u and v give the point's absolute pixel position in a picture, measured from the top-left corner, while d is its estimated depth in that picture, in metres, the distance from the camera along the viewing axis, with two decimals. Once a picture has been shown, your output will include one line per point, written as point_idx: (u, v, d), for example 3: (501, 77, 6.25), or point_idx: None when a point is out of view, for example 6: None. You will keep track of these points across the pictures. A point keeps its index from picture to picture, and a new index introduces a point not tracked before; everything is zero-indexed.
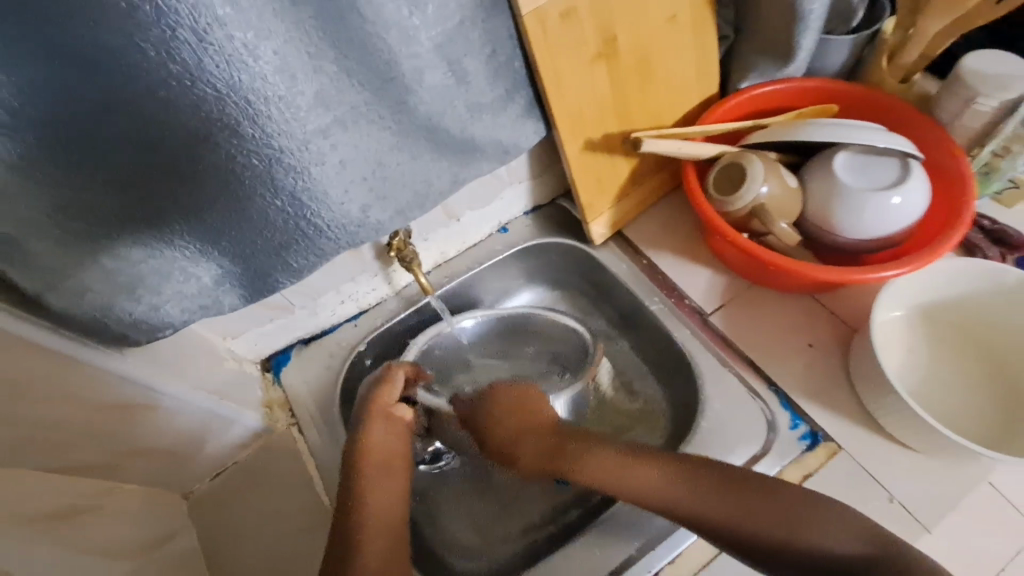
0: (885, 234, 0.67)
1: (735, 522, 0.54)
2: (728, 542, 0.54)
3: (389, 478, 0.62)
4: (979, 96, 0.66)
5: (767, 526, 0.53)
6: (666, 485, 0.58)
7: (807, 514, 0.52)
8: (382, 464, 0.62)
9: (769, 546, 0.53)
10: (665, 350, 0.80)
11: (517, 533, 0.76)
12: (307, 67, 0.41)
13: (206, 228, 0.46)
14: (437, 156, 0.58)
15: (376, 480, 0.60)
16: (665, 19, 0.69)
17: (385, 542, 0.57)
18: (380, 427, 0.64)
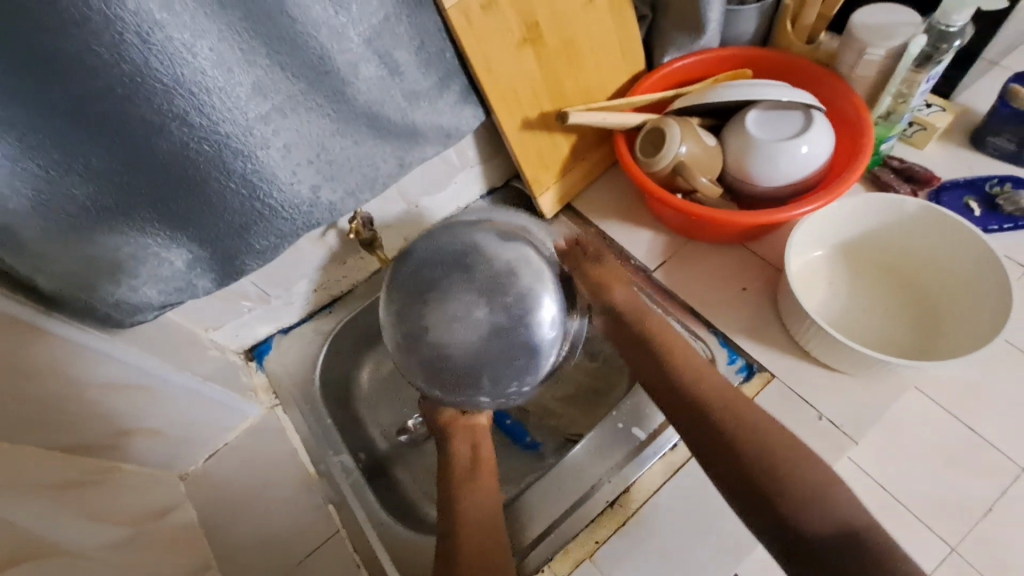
0: (799, 180, 0.74)
1: (762, 441, 0.57)
2: (751, 453, 0.57)
3: (478, 483, 0.68)
4: (869, 47, 0.73)
5: (792, 464, 0.55)
6: (725, 395, 0.62)
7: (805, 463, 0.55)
8: (464, 474, 0.68)
9: (781, 473, 0.55)
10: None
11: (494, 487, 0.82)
12: (241, 61, 0.48)
13: (172, 214, 0.52)
14: (380, 140, 0.65)
15: (463, 491, 0.66)
16: (583, 4, 0.76)
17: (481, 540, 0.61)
18: (462, 435, 0.71)
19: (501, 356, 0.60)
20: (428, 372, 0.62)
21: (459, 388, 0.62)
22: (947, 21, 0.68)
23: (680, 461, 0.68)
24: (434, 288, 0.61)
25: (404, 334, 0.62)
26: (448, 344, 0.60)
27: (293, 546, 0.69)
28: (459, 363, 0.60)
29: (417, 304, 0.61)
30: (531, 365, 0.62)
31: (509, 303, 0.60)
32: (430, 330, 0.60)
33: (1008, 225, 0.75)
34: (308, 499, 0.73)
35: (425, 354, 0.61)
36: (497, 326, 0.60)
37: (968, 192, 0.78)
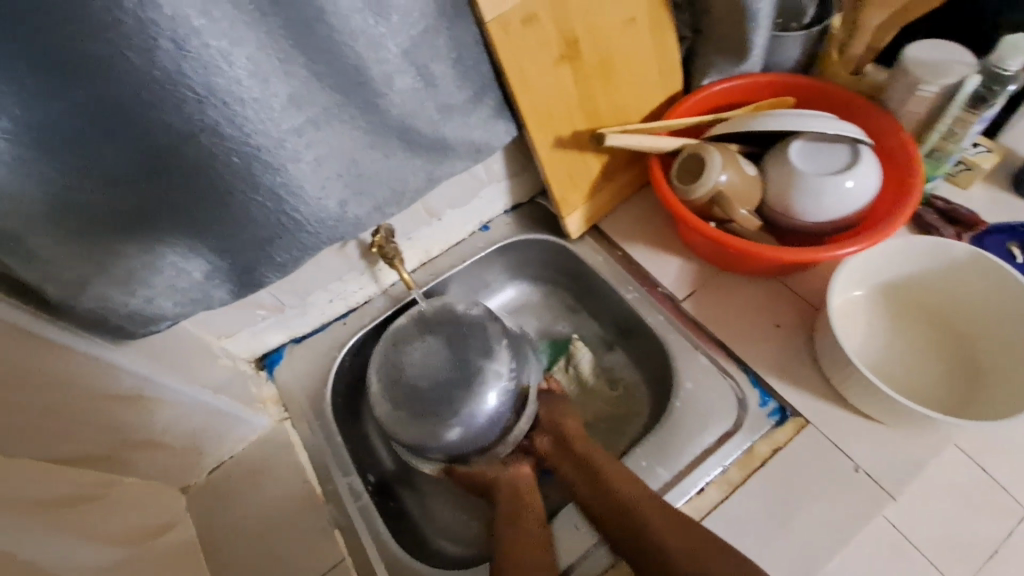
0: (842, 216, 0.71)
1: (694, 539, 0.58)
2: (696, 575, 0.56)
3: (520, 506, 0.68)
4: (921, 82, 0.69)
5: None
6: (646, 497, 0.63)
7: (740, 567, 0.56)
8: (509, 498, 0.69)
9: None
10: (642, 336, 0.83)
11: None
12: (278, 71, 0.45)
13: (194, 225, 0.50)
14: (410, 154, 0.62)
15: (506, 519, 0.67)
16: (624, 22, 0.73)
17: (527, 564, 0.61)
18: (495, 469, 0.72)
19: (469, 379, 0.71)
20: (429, 425, 0.70)
21: (455, 418, 0.69)
22: (1001, 66, 0.66)
23: (707, 507, 0.64)
24: (414, 344, 0.74)
25: (395, 408, 0.71)
26: (425, 388, 0.71)
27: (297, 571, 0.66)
28: (441, 403, 0.70)
29: (389, 374, 0.73)
30: (497, 377, 0.71)
31: (455, 328, 0.75)
32: (411, 391, 0.71)
33: None
34: (314, 520, 0.70)
35: (415, 408, 0.70)
36: (450, 354, 0.73)
37: (1014, 237, 0.75)
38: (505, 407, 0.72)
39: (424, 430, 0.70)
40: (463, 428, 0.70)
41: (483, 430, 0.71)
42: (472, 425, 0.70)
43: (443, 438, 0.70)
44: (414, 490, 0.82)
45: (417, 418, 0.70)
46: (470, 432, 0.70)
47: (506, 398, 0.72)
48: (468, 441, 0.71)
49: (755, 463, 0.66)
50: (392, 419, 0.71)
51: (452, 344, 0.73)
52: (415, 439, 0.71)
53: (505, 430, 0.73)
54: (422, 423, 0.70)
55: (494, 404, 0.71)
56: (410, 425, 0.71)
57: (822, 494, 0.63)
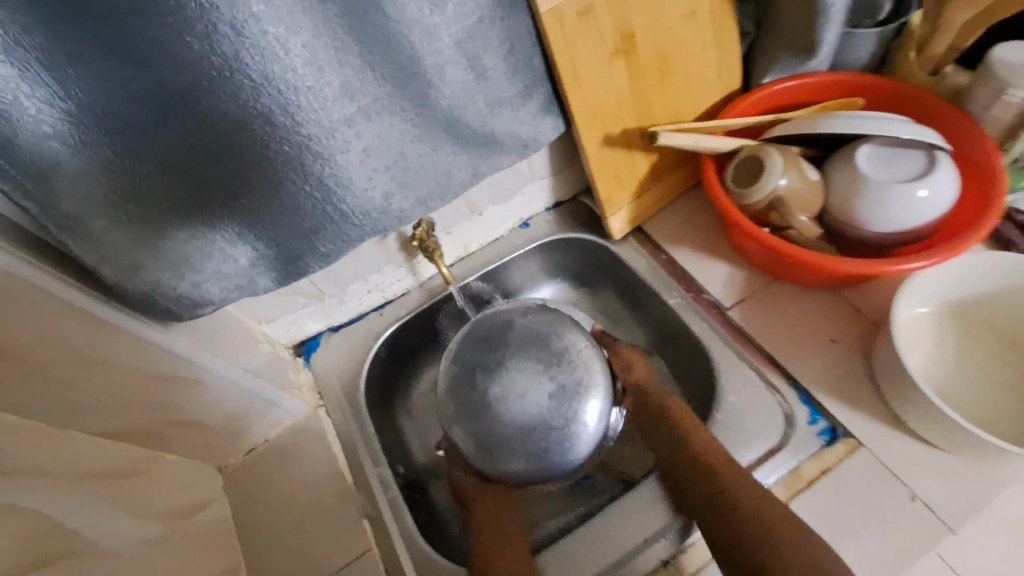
0: (910, 228, 0.66)
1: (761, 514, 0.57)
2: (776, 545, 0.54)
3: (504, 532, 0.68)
4: (1009, 87, 0.63)
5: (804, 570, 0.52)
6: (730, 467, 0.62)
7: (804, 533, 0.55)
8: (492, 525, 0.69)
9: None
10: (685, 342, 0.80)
11: (550, 514, 0.78)
12: (333, 60, 0.44)
13: (244, 211, 0.50)
14: (457, 148, 0.61)
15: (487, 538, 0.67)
16: (683, 15, 0.70)
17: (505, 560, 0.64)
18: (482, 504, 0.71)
19: (549, 349, 0.62)
20: (586, 414, 0.60)
21: (581, 374, 0.61)
22: None
23: None
24: (500, 367, 0.61)
25: (558, 447, 0.59)
26: (548, 411, 0.60)
27: (325, 558, 0.66)
28: (567, 405, 0.60)
29: (507, 441, 0.60)
30: (553, 317, 0.66)
31: (518, 344, 0.63)
32: (550, 425, 0.59)
33: None
34: (344, 511, 0.70)
35: (564, 434, 0.59)
36: (538, 366, 0.61)
37: None
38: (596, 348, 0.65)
39: (594, 427, 0.60)
40: (594, 373, 0.62)
41: (598, 356, 0.64)
42: (592, 368, 0.62)
43: (601, 409, 0.61)
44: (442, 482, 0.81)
45: (577, 427, 0.60)
46: (600, 367, 0.63)
47: (587, 341, 0.64)
48: (609, 381, 0.63)
49: (802, 484, 0.62)
50: (567, 463, 0.60)
51: (542, 352, 0.62)
52: (594, 437, 0.61)
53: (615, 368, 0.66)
54: (584, 420, 0.60)
55: (566, 322, 0.66)
56: (585, 443, 0.60)
57: (872, 523, 0.59)
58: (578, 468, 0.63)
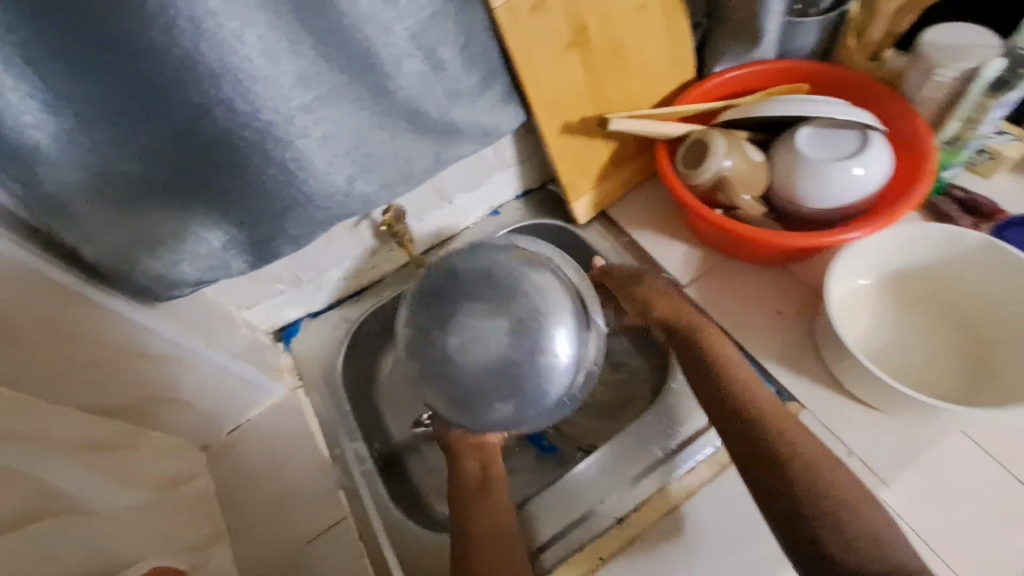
0: (847, 203, 0.70)
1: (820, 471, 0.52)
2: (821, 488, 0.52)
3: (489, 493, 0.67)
4: (939, 66, 0.67)
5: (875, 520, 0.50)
6: (786, 420, 0.57)
7: (865, 505, 0.51)
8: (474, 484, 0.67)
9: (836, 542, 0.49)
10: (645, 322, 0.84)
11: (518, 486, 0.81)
12: (287, 51, 0.48)
13: (214, 195, 0.54)
14: (417, 135, 0.65)
15: (473, 500, 0.66)
16: (634, 8, 0.74)
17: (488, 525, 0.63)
18: (468, 453, 0.70)
19: (499, 288, 0.61)
20: (551, 343, 0.60)
21: (541, 305, 0.60)
22: None
23: (695, 485, 0.66)
24: (467, 309, 0.60)
25: (534, 378, 0.60)
26: (507, 352, 0.59)
27: (303, 525, 0.71)
28: (525, 341, 0.59)
29: (476, 387, 0.60)
30: (510, 251, 0.65)
31: (470, 287, 0.61)
32: (515, 364, 0.59)
33: None
34: (322, 484, 0.74)
35: (532, 368, 0.59)
36: (490, 307, 0.60)
37: None
38: (548, 276, 0.63)
39: (567, 355, 0.61)
40: (549, 301, 0.61)
41: (557, 282, 0.63)
42: (552, 296, 0.61)
43: (565, 335, 0.61)
44: (418, 458, 0.85)
45: (548, 358, 0.60)
46: (560, 292, 0.62)
47: (537, 272, 0.63)
48: (572, 306, 0.62)
49: None
50: (550, 394, 0.61)
51: (494, 294, 0.60)
52: (568, 363, 0.61)
53: (576, 290, 0.64)
54: (552, 350, 0.60)
55: (522, 254, 0.65)
56: (560, 371, 0.61)
57: None
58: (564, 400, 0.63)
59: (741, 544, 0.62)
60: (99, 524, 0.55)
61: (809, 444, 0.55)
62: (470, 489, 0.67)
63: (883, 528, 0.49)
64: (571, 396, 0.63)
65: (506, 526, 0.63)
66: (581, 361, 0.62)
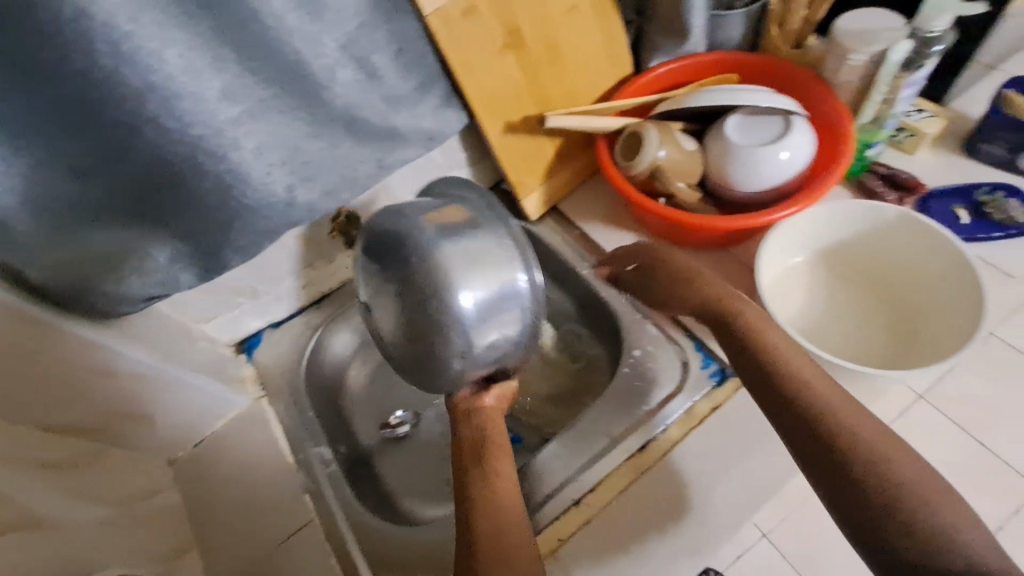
0: (776, 185, 0.74)
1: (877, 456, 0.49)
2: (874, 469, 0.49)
3: (491, 462, 0.58)
4: (852, 52, 0.71)
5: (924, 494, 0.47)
6: (837, 398, 0.53)
7: (927, 480, 0.48)
8: (475, 448, 0.59)
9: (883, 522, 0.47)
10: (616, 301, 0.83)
11: None
12: (210, 68, 0.50)
13: (154, 209, 0.56)
14: (357, 142, 0.67)
15: (473, 467, 0.58)
16: (565, 9, 0.76)
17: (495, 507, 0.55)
18: (465, 422, 0.62)
19: (395, 252, 0.58)
20: (449, 306, 0.56)
21: (442, 260, 0.57)
22: (928, 27, 0.67)
23: (648, 463, 0.70)
24: (388, 276, 0.58)
25: (453, 337, 0.57)
26: (411, 326, 0.58)
27: (273, 529, 0.72)
28: (423, 309, 0.57)
29: (403, 364, 0.60)
30: (426, 209, 0.61)
31: (376, 252, 0.60)
32: (422, 336, 0.57)
33: (997, 234, 0.74)
34: (290, 488, 0.76)
35: (437, 336, 0.57)
36: (388, 276, 0.58)
37: (958, 200, 0.77)
38: (441, 225, 0.59)
39: (482, 309, 0.57)
40: (437, 255, 0.57)
41: (464, 233, 0.59)
42: (457, 250, 0.57)
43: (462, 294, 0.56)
44: (386, 459, 0.86)
45: (459, 315, 0.56)
46: (467, 243, 0.58)
47: (427, 222, 0.59)
48: (481, 256, 0.58)
49: (695, 421, 0.71)
50: (481, 351, 0.58)
51: (390, 262, 0.58)
52: (485, 317, 0.57)
53: (468, 233, 0.59)
54: (459, 308, 0.56)
55: (436, 210, 0.61)
56: (482, 328, 0.57)
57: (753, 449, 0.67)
58: (497, 360, 0.60)
59: (690, 513, 0.66)
60: (75, 535, 0.55)
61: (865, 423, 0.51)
62: (472, 476, 0.57)
63: (955, 522, 0.46)
64: (509, 349, 0.60)
65: (514, 525, 0.54)
66: (492, 316, 0.57)
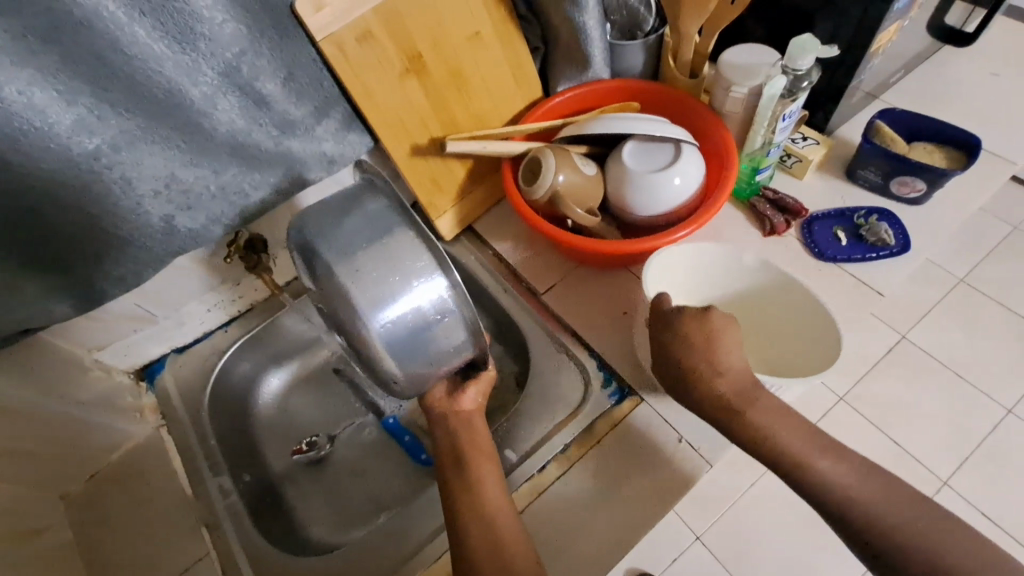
0: (670, 209, 0.77)
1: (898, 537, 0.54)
2: (881, 525, 0.54)
3: (474, 477, 0.65)
4: (733, 84, 0.76)
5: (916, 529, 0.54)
6: (848, 470, 0.58)
7: (911, 512, 0.55)
8: (454, 454, 0.68)
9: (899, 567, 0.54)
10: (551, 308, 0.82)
11: (409, 490, 0.81)
12: (61, 100, 0.49)
13: (11, 243, 0.53)
14: (247, 168, 0.66)
15: (461, 495, 0.64)
16: (467, 36, 0.77)
17: (484, 533, 0.60)
18: (444, 422, 0.72)
19: (318, 268, 0.59)
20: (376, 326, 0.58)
21: (352, 280, 0.58)
22: (795, 66, 0.71)
23: (547, 482, 0.71)
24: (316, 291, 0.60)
25: (388, 354, 0.60)
26: (350, 345, 0.61)
27: (166, 564, 0.70)
28: (349, 331, 0.59)
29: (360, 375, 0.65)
30: (340, 215, 0.61)
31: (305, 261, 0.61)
32: (360, 354, 0.61)
33: (873, 254, 0.78)
34: (184, 521, 0.73)
35: (372, 355, 0.60)
36: (318, 290, 0.61)
37: (839, 222, 0.82)
38: (361, 241, 0.59)
39: (401, 323, 0.59)
40: (356, 275, 0.58)
41: (371, 244, 0.59)
42: (356, 269, 0.58)
43: (386, 313, 0.58)
44: (296, 487, 0.84)
45: (382, 337, 0.59)
46: (370, 251, 0.59)
47: (343, 232, 0.60)
48: (389, 266, 0.59)
49: (593, 442, 0.72)
50: (418, 358, 0.61)
51: (318, 278, 0.60)
52: (408, 330, 0.59)
53: (386, 240, 0.59)
54: (377, 327, 0.58)
55: (349, 214, 0.61)
56: (408, 340, 0.60)
57: (645, 467, 0.69)
58: (442, 359, 0.63)
59: (583, 533, 0.67)
60: None
61: (879, 499, 0.56)
62: (456, 479, 0.66)
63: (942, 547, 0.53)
64: (448, 348, 0.62)
65: (499, 515, 0.62)
66: (416, 325, 0.59)
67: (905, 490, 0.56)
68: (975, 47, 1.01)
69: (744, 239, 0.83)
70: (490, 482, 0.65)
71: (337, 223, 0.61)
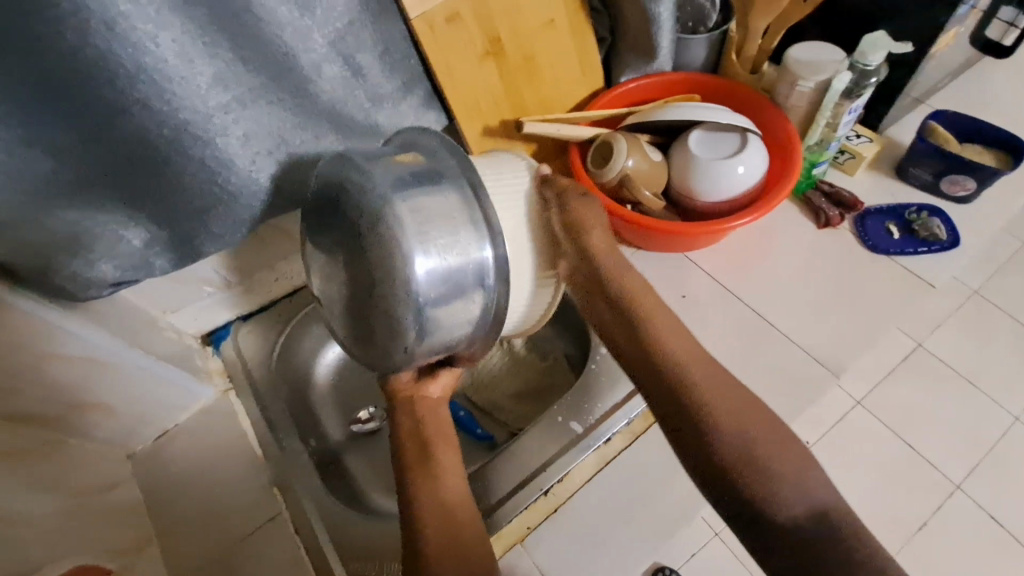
0: (729, 197, 0.80)
1: (759, 456, 0.54)
2: (794, 518, 0.53)
3: (435, 467, 0.64)
4: (800, 78, 0.79)
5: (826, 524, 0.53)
6: (732, 399, 0.57)
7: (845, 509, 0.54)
8: (419, 443, 0.66)
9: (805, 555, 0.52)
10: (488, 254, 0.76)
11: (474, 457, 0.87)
12: (203, 53, 0.52)
13: (134, 194, 0.57)
14: (341, 137, 0.68)
15: (424, 482, 0.62)
16: (544, 23, 0.79)
17: (439, 527, 0.59)
18: (405, 407, 0.68)
19: (356, 193, 0.56)
20: (417, 266, 0.53)
21: (403, 226, 0.53)
22: (864, 61, 0.76)
23: (612, 454, 0.74)
24: (364, 240, 0.55)
25: (412, 315, 0.55)
26: (362, 292, 0.56)
27: (235, 527, 0.73)
28: (379, 267, 0.54)
29: (348, 327, 0.60)
30: (386, 158, 0.58)
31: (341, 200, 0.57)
32: (377, 301, 0.55)
33: (923, 249, 0.82)
34: (255, 482, 0.76)
35: (394, 305, 0.55)
36: (341, 237, 0.56)
37: (891, 218, 0.86)
38: (408, 179, 0.56)
39: (438, 277, 0.54)
40: (403, 209, 0.54)
41: (423, 184, 0.55)
42: (421, 211, 0.54)
43: (427, 261, 0.54)
44: (355, 456, 0.85)
45: (417, 289, 0.54)
46: (427, 198, 0.55)
47: (395, 168, 0.57)
48: (438, 211, 0.55)
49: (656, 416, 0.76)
50: (447, 327, 0.57)
51: (354, 204, 0.56)
52: (444, 292, 0.55)
53: (439, 184, 0.56)
54: (415, 274, 0.53)
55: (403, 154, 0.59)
56: (439, 297, 0.55)
57: None
58: (463, 334, 0.59)
59: (647, 501, 0.71)
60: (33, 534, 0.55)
61: (755, 425, 0.56)
62: (418, 468, 0.64)
63: (862, 541, 0.52)
64: (476, 324, 0.58)
65: (459, 509, 0.61)
66: (452, 285, 0.55)
67: (779, 429, 0.57)
68: (1015, 60, 1.04)
69: (800, 230, 0.86)
70: (452, 473, 0.64)
71: (392, 154, 0.59)
